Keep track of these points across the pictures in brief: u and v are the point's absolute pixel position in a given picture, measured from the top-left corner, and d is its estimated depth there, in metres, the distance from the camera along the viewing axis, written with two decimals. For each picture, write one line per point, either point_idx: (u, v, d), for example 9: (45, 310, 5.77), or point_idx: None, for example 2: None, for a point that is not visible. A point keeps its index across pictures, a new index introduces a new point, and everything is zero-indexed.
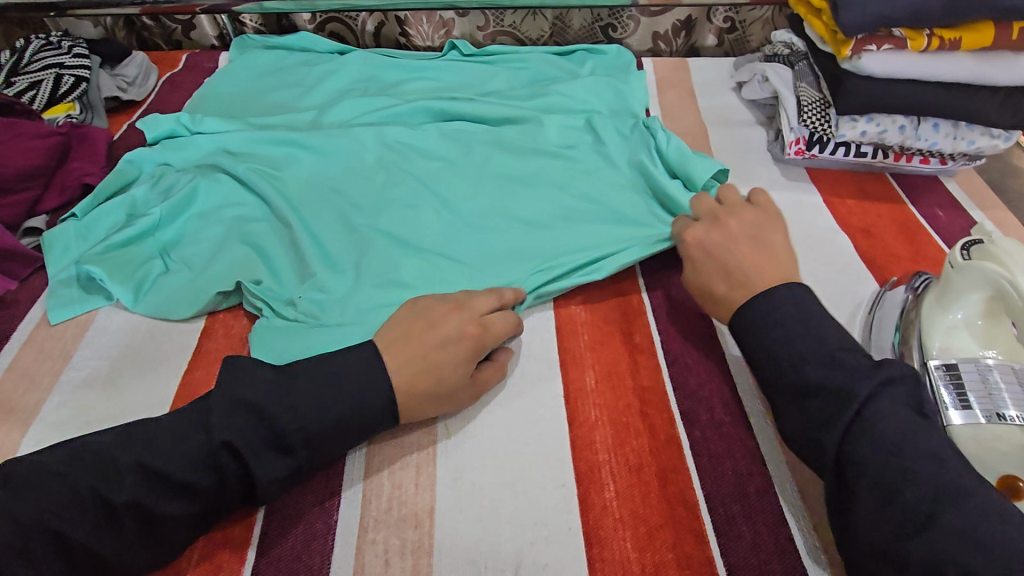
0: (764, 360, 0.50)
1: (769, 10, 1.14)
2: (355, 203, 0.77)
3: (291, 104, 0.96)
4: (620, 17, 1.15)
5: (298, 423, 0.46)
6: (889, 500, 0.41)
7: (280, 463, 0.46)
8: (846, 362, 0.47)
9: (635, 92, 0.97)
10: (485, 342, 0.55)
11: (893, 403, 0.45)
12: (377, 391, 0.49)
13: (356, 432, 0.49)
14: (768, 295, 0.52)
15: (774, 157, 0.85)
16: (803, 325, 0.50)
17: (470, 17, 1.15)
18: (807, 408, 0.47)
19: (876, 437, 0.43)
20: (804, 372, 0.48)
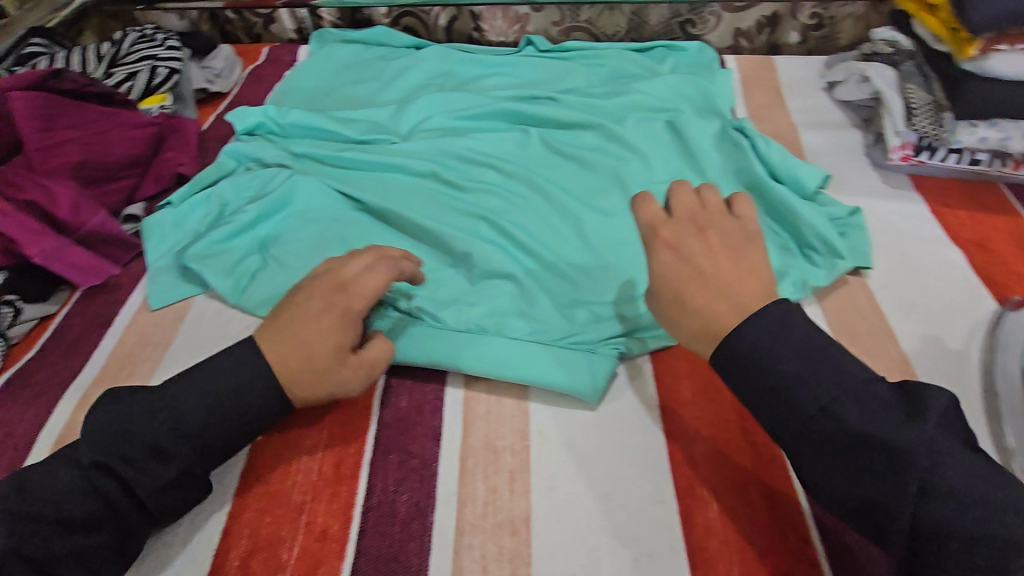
0: (769, 405, 0.41)
1: (863, 6, 1.08)
2: (440, 205, 0.77)
3: (371, 98, 0.97)
4: (701, 13, 1.12)
5: (137, 429, 0.44)
6: (978, 574, 0.34)
7: (151, 469, 0.44)
8: (880, 399, 0.39)
9: (720, 91, 0.94)
10: (355, 306, 0.50)
11: (952, 445, 0.37)
12: (261, 386, 0.47)
13: (232, 425, 0.46)
14: (765, 317, 0.42)
15: (873, 162, 0.81)
16: (821, 359, 0.40)
17: (546, 12, 1.14)
18: (854, 466, 0.38)
19: (953, 499, 0.36)
20: (842, 418, 0.39)
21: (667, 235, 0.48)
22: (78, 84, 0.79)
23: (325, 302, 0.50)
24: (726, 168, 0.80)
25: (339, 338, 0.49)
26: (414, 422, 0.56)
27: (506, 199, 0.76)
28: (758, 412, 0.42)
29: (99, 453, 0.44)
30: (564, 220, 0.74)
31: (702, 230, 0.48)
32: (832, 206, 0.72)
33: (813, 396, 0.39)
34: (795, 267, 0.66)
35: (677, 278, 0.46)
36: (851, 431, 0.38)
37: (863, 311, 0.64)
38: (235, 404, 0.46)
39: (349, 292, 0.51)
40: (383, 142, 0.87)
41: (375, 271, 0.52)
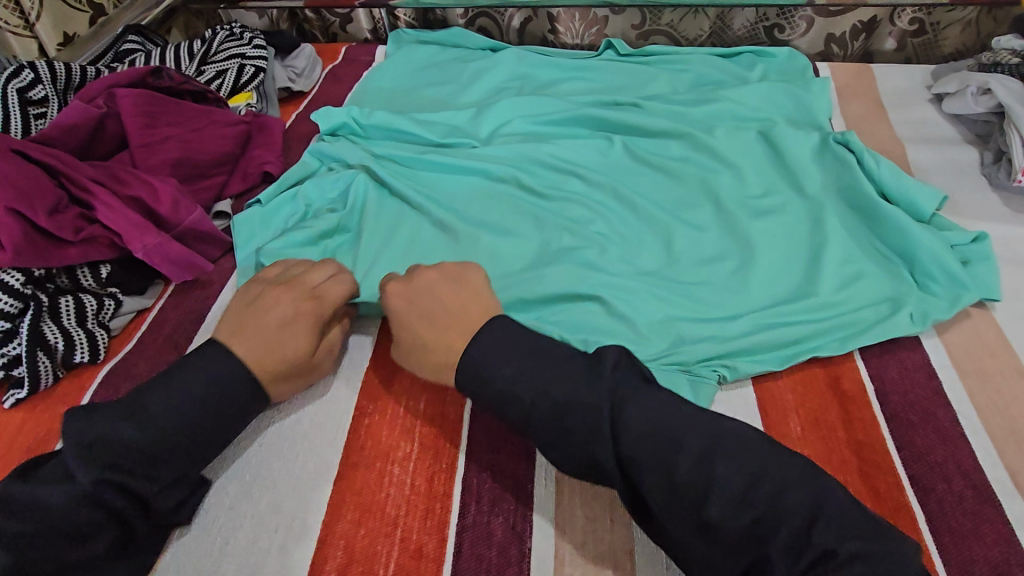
0: (482, 392, 0.48)
1: (973, 11, 1.01)
2: (522, 213, 0.75)
3: (449, 100, 0.96)
4: (791, 17, 1.06)
5: (139, 438, 0.44)
6: (674, 482, 0.40)
7: (160, 472, 0.45)
8: (571, 371, 0.46)
9: (815, 101, 0.88)
10: (324, 311, 0.55)
11: (638, 393, 0.44)
12: (234, 378, 0.49)
13: (225, 413, 0.48)
14: (491, 329, 0.50)
15: (993, 182, 0.74)
16: (545, 359, 0.47)
17: (626, 14, 1.10)
18: (567, 427, 0.44)
19: (641, 431, 0.42)
20: (554, 396, 0.44)
21: (424, 279, 0.55)
22: (176, 81, 0.82)
23: (296, 304, 0.54)
24: (829, 184, 0.75)
25: (300, 337, 0.53)
26: (506, 439, 0.54)
27: (592, 208, 0.74)
28: (491, 402, 0.48)
29: (97, 463, 0.42)
30: (653, 232, 0.71)
31: (448, 273, 0.55)
32: (952, 230, 0.66)
33: (533, 385, 0.46)
34: (909, 299, 0.62)
35: (407, 316, 0.53)
36: (563, 401, 0.44)
37: (990, 348, 0.59)
38: (226, 404, 0.48)
39: (319, 299, 0.55)
40: (463, 146, 0.86)
41: (339, 283, 0.57)
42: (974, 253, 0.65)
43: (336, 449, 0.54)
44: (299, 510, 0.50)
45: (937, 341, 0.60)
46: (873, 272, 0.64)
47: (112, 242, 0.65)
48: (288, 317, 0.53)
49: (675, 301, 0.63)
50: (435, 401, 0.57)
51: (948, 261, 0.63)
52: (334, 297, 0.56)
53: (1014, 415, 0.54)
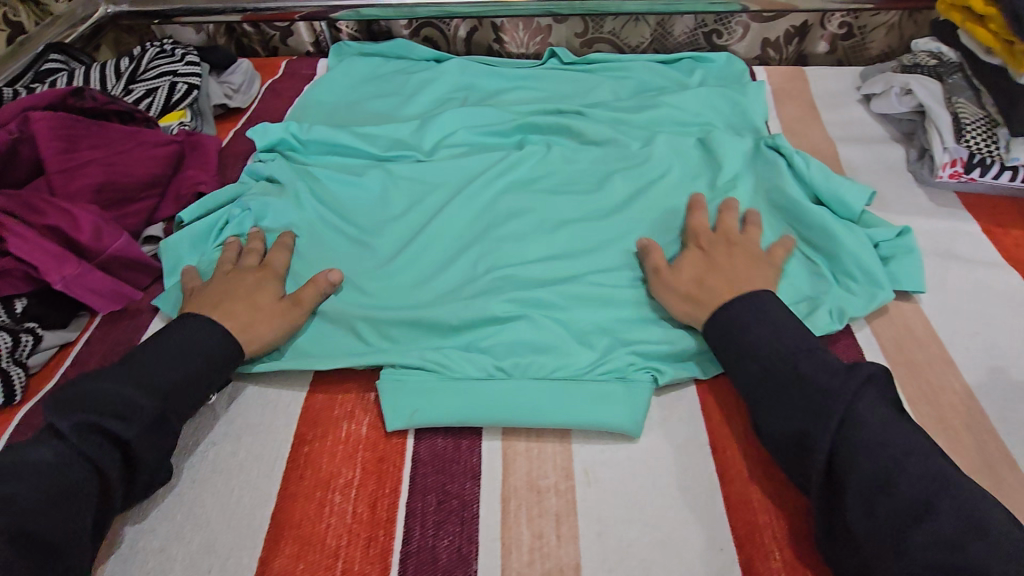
0: (744, 352, 0.52)
1: (896, 15, 1.05)
2: (456, 232, 0.74)
3: (392, 113, 0.95)
4: (727, 23, 1.09)
5: (128, 390, 0.49)
6: (880, 494, 0.42)
7: (139, 412, 0.48)
8: (829, 363, 0.48)
9: (751, 104, 0.91)
10: (277, 272, 0.65)
11: (880, 402, 0.46)
12: (212, 337, 0.55)
13: (201, 365, 0.53)
14: (750, 298, 0.54)
15: (918, 179, 0.77)
16: (795, 343, 0.50)
17: (568, 23, 1.11)
18: (803, 398, 0.47)
19: (867, 434, 0.44)
20: (801, 369, 0.48)
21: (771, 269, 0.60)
22: (99, 102, 0.78)
23: (257, 270, 0.64)
24: (761, 187, 0.78)
25: (268, 292, 0.61)
26: (450, 458, 0.53)
27: (533, 223, 0.75)
28: (733, 358, 0.52)
29: (85, 417, 0.47)
30: (587, 246, 0.72)
31: (734, 246, 0.63)
32: (877, 227, 0.69)
33: (779, 351, 0.50)
34: (837, 298, 0.63)
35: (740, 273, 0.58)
36: (796, 375, 0.48)
37: (919, 339, 0.61)
38: (192, 354, 0.54)
39: (271, 265, 0.65)
40: (405, 160, 0.85)
41: (280, 254, 0.68)
42: (898, 249, 0.67)
43: (274, 482, 0.52)
44: (234, 548, 0.48)
45: (869, 331, 0.62)
46: (798, 273, 0.67)
47: (28, 275, 0.61)
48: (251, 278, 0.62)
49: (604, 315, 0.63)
50: (378, 424, 0.56)
51: (871, 259, 0.65)
52: (277, 261, 0.66)
53: (942, 404, 0.56)
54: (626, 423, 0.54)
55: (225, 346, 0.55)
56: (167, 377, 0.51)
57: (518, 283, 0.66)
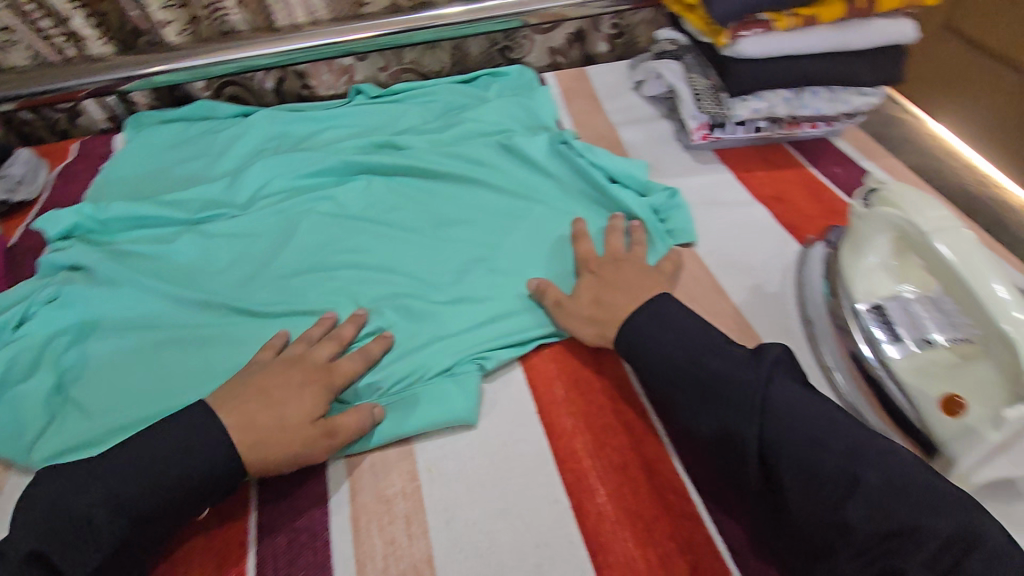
0: (659, 363, 0.54)
1: (650, 13, 1.22)
2: (281, 278, 0.74)
3: (203, 175, 0.93)
4: (514, 39, 1.20)
5: (93, 515, 0.44)
6: (810, 478, 0.44)
7: (105, 543, 0.44)
8: (735, 355, 0.51)
9: (542, 107, 1.00)
10: (334, 380, 0.57)
11: (788, 383, 0.49)
12: (207, 446, 0.49)
13: (178, 481, 0.47)
14: (653, 308, 0.57)
15: (685, 145, 0.91)
16: (702, 342, 0.53)
17: (369, 60, 1.16)
18: (721, 395, 0.49)
19: (786, 416, 0.46)
20: (709, 366, 0.51)
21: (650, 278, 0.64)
22: None
23: (308, 375, 0.56)
24: (562, 177, 0.86)
25: (308, 407, 0.53)
26: (297, 494, 0.54)
27: (358, 252, 0.77)
28: (654, 372, 0.54)
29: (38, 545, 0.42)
30: (410, 264, 0.75)
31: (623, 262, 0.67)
32: (655, 194, 0.80)
33: (687, 354, 0.53)
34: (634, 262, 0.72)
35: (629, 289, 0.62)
36: (709, 373, 0.50)
37: (697, 277, 0.71)
38: (174, 468, 0.47)
39: (329, 371, 0.57)
40: (220, 219, 0.84)
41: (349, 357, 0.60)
42: (672, 207, 0.78)
43: None
44: None
45: None
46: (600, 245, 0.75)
47: None
48: (287, 381, 0.55)
49: (430, 324, 0.67)
50: None
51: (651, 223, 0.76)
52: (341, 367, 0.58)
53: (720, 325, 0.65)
54: (460, 417, 0.57)
55: (219, 467, 0.48)
56: (139, 497, 0.46)
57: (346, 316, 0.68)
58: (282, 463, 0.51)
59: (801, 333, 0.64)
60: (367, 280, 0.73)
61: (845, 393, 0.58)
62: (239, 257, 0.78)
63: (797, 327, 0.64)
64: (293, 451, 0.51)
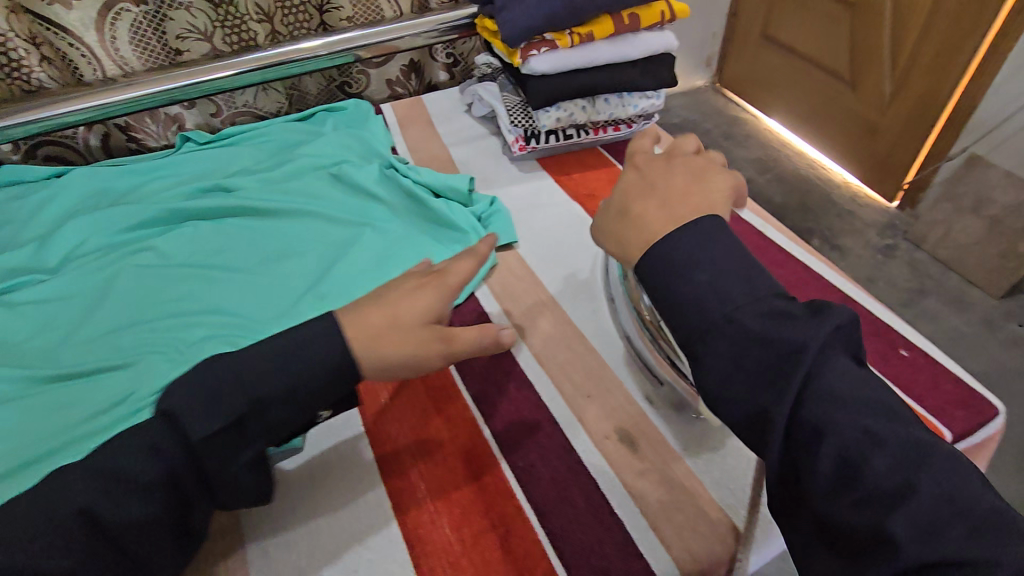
0: (694, 312, 0.45)
1: (479, 41, 1.31)
2: (94, 338, 0.71)
3: (7, 243, 0.87)
4: (350, 74, 1.23)
5: (247, 385, 0.46)
6: (853, 471, 0.38)
7: (194, 427, 0.45)
8: (789, 315, 0.43)
9: (375, 136, 1.04)
10: (449, 283, 0.54)
11: (842, 358, 0.42)
12: (331, 346, 0.49)
13: (311, 382, 0.48)
14: (697, 228, 0.48)
15: (510, 157, 0.97)
16: (755, 275, 0.46)
17: (199, 108, 1.14)
18: (762, 356, 0.42)
19: (833, 398, 0.40)
20: (744, 322, 0.43)
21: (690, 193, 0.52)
22: None
23: (419, 281, 0.54)
24: (393, 200, 0.89)
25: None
26: None
27: (182, 299, 0.75)
28: (689, 324, 0.45)
29: (183, 403, 0.46)
30: (237, 304, 0.75)
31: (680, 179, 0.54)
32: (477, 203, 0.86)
33: (727, 302, 0.44)
34: None
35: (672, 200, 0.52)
36: (752, 330, 0.42)
37: (517, 274, 0.77)
38: (298, 363, 0.48)
39: (443, 275, 0.54)
40: (27, 286, 0.79)
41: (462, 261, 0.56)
42: (493, 213, 0.85)
43: None
44: None
45: (488, 286, 0.76)
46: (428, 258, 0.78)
47: None
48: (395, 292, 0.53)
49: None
50: None
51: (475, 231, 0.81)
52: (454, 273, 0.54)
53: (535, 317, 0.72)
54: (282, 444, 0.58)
55: (323, 375, 0.48)
56: (277, 391, 0.47)
57: (164, 363, 0.66)
58: (395, 366, 0.50)
59: (607, 308, 0.72)
60: (190, 326, 0.71)
61: (638, 354, 0.66)
62: (48, 324, 0.73)
63: (604, 305, 0.73)
64: (409, 352, 0.50)
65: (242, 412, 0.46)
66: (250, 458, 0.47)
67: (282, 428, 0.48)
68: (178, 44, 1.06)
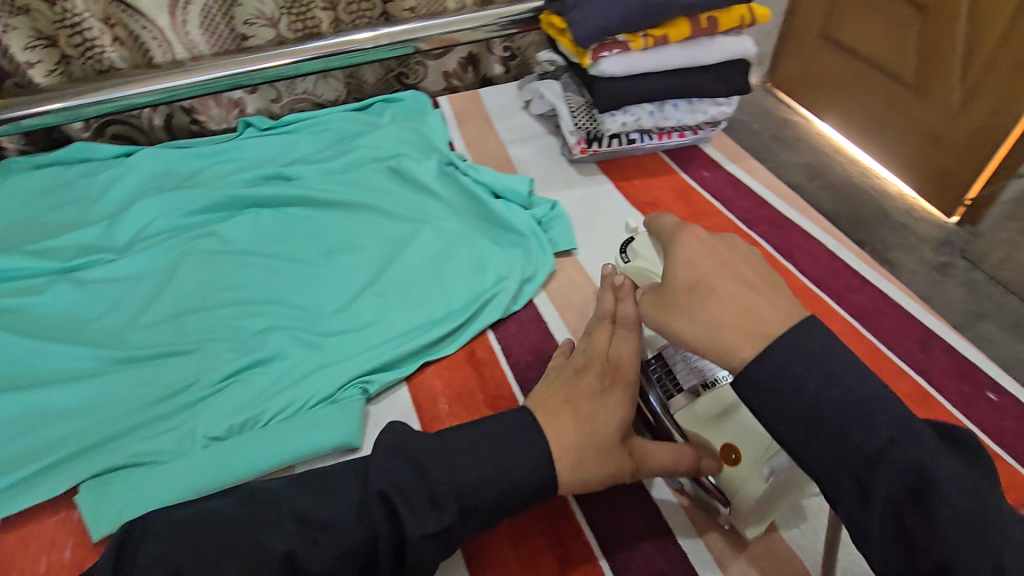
0: (829, 447, 0.40)
1: (538, 35, 1.28)
2: (161, 322, 0.73)
3: (77, 221, 0.89)
4: (408, 65, 1.22)
5: (459, 477, 0.47)
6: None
7: (412, 519, 0.45)
8: (942, 455, 0.39)
9: (433, 130, 1.03)
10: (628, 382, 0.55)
11: (1006, 507, 0.38)
12: (534, 452, 0.49)
13: (509, 483, 0.47)
14: (810, 336, 0.42)
15: (568, 158, 0.96)
16: (886, 409, 0.40)
17: (260, 93, 1.15)
18: (919, 508, 0.37)
19: (1018, 554, 0.35)
20: (894, 459, 0.38)
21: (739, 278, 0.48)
22: None
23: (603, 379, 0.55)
24: (452, 198, 0.89)
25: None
26: None
27: (245, 288, 0.76)
28: (822, 459, 0.40)
29: (391, 484, 0.46)
30: (293, 298, 0.75)
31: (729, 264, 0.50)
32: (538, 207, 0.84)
33: (867, 435, 0.39)
34: (518, 275, 0.75)
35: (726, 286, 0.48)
36: (908, 473, 0.38)
37: (575, 282, 0.77)
38: (506, 459, 0.48)
39: (621, 369, 0.55)
40: (96, 265, 0.80)
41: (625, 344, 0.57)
42: (554, 218, 0.83)
43: None
44: None
45: (545, 293, 0.75)
46: (487, 261, 0.77)
47: None
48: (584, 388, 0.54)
49: (315, 353, 0.68)
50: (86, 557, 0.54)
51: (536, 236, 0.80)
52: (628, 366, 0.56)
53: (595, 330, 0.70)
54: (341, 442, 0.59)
55: (527, 488, 0.48)
56: (468, 485, 0.47)
57: (230, 352, 0.67)
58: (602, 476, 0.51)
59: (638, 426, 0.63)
60: (252, 316, 0.72)
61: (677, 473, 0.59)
62: (118, 305, 0.75)
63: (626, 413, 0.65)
64: (608, 468, 0.51)
65: (455, 518, 0.46)
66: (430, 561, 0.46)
67: (474, 526, 0.47)
68: (244, 29, 1.07)
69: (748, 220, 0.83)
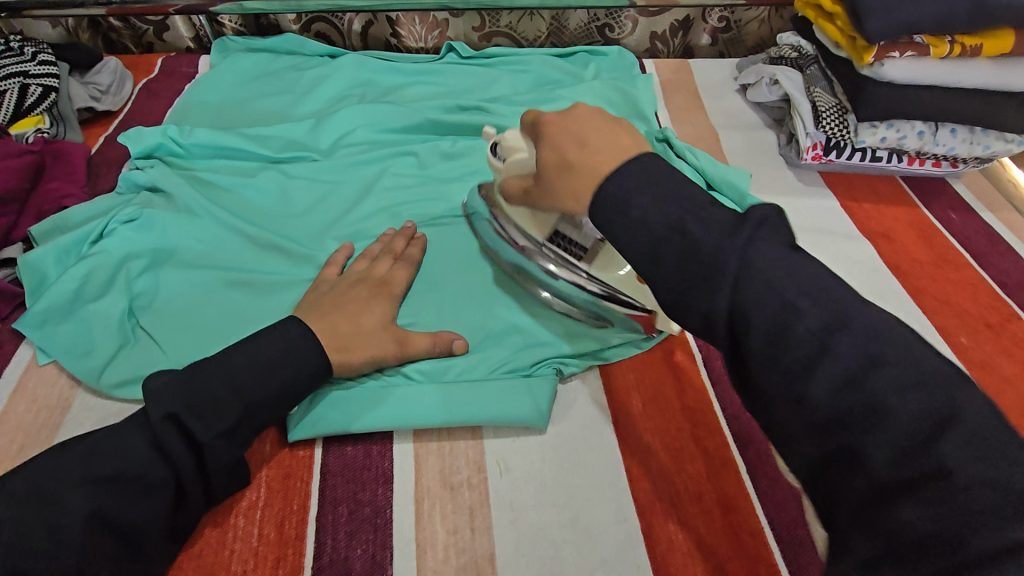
0: (620, 241, 0.41)
1: (765, 10, 1.13)
2: (359, 236, 0.73)
3: (284, 112, 0.90)
4: (617, 18, 1.13)
5: (234, 386, 0.48)
6: (779, 340, 0.35)
7: (202, 428, 0.46)
8: (717, 218, 0.39)
9: (641, 94, 0.94)
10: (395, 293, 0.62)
11: (767, 238, 0.38)
12: (312, 356, 0.52)
13: (290, 374, 0.51)
14: (633, 166, 0.42)
15: (789, 161, 0.85)
16: (670, 185, 0.41)
17: (465, 18, 1.11)
18: (681, 268, 0.38)
19: (763, 282, 0.36)
20: (688, 232, 0.38)
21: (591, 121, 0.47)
22: None
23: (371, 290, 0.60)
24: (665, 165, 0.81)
25: (380, 317, 0.58)
26: (361, 466, 0.54)
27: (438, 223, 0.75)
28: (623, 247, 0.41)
29: (168, 408, 0.46)
30: None
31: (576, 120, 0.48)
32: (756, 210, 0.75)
33: (659, 218, 0.39)
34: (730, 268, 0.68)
35: (576, 153, 0.46)
36: (681, 241, 0.38)
37: None
38: (280, 360, 0.51)
39: (390, 286, 0.62)
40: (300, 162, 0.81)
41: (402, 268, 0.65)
42: None
43: None
44: None
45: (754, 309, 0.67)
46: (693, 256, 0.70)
47: None
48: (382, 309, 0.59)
49: None
50: (285, 460, 0.54)
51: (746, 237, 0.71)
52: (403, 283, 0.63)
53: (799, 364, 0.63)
54: (528, 420, 0.56)
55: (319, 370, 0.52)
56: (252, 382, 0.49)
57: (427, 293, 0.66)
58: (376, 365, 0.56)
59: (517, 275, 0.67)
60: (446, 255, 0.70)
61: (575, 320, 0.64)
62: (318, 209, 0.76)
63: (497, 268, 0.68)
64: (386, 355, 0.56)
65: (242, 417, 0.48)
66: (232, 460, 0.48)
67: (272, 411, 0.50)
68: None
69: (1006, 283, 0.70)
